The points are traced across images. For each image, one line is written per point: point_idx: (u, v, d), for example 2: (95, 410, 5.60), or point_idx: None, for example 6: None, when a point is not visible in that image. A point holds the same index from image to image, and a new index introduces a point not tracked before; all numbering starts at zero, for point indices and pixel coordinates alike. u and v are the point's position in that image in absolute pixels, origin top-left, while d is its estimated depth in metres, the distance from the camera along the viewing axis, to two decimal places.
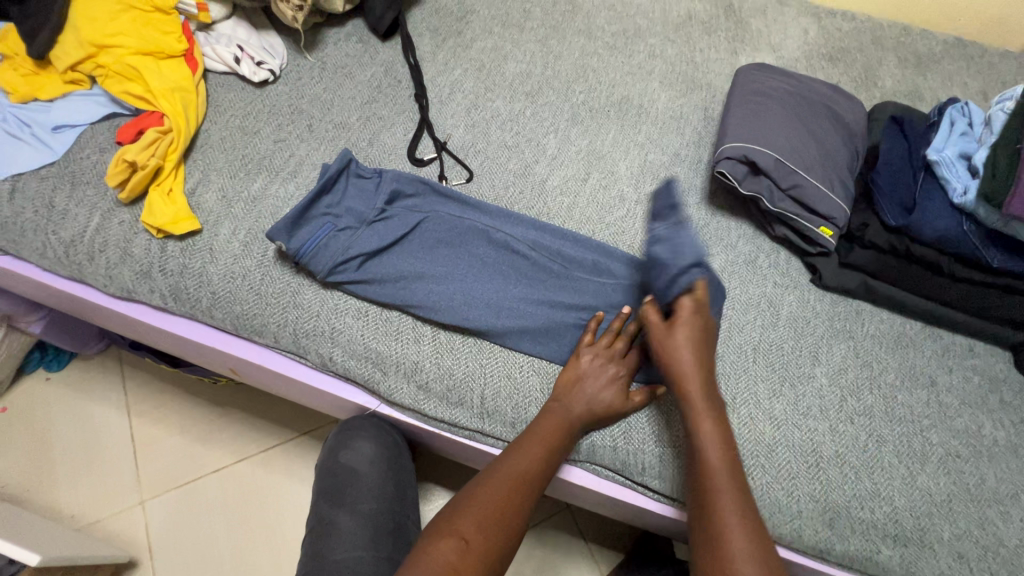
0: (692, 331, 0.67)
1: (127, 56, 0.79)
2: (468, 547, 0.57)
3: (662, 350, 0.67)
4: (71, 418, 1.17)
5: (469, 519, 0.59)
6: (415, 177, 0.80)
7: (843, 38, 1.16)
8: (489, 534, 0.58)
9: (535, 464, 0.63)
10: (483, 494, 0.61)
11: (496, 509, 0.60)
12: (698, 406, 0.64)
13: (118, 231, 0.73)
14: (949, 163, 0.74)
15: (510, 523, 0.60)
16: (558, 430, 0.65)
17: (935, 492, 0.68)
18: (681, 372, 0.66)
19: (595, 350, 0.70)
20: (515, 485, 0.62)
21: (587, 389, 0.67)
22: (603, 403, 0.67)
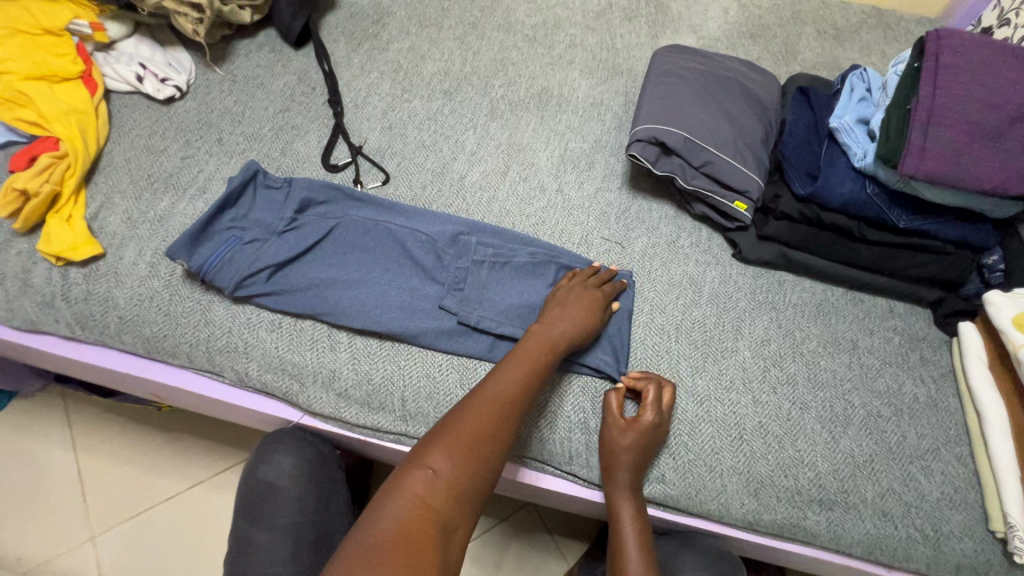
0: (647, 435, 0.65)
1: (17, 82, 0.77)
2: (448, 478, 0.52)
3: (608, 446, 0.65)
4: (12, 458, 1.13)
5: (448, 446, 0.54)
6: (327, 184, 0.79)
7: (762, 16, 1.17)
8: (463, 460, 0.54)
9: (520, 389, 0.61)
10: (461, 419, 0.56)
11: (478, 431, 0.56)
12: (620, 493, 0.64)
13: (16, 262, 0.71)
14: (848, 129, 0.76)
15: (491, 449, 0.56)
16: (541, 352, 0.64)
17: (858, 454, 0.69)
18: (614, 468, 0.65)
19: (573, 285, 0.72)
20: (499, 407, 0.58)
21: (567, 315, 0.68)
22: (581, 323, 0.68)
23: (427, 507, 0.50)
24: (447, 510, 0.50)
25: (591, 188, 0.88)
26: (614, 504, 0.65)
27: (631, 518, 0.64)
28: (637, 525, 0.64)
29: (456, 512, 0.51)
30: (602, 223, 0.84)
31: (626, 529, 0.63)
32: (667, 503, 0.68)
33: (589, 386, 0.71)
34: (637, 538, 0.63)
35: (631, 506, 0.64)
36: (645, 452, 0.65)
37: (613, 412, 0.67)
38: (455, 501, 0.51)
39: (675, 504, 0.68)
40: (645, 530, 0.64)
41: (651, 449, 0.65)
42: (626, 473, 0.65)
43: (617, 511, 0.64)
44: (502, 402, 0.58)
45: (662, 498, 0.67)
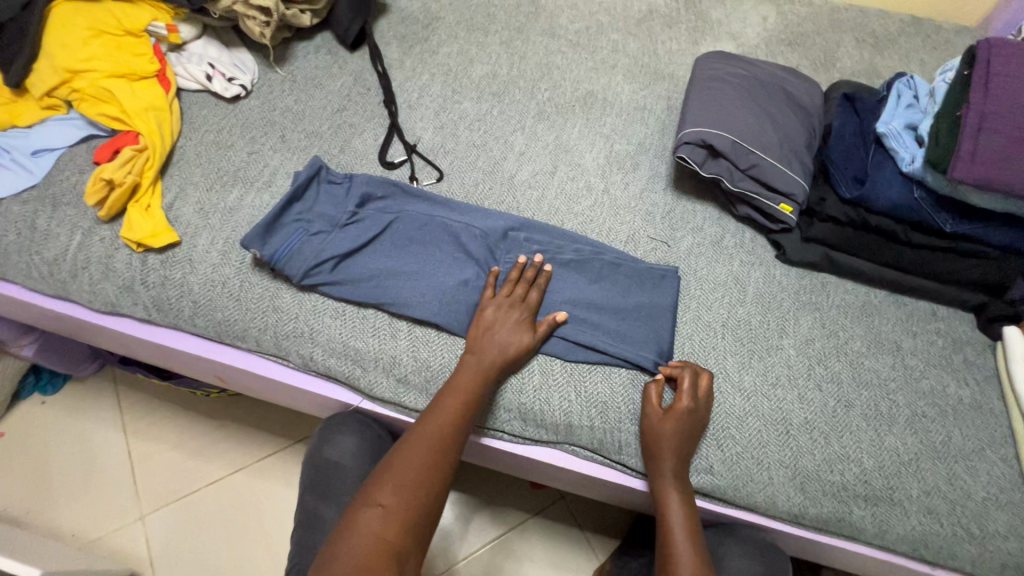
0: (685, 421, 0.67)
1: (101, 79, 0.82)
2: (396, 513, 0.58)
3: (650, 436, 0.68)
4: (67, 439, 1.18)
5: (392, 486, 0.60)
6: (385, 180, 0.83)
7: (801, 24, 1.19)
8: (408, 496, 0.59)
9: (457, 418, 0.65)
10: (404, 459, 0.62)
11: (419, 467, 0.61)
12: (667, 482, 0.67)
13: (99, 247, 0.76)
14: (897, 134, 0.78)
15: (433, 481, 0.61)
16: (475, 381, 0.68)
17: (903, 452, 0.70)
18: (658, 459, 0.67)
19: (497, 301, 0.73)
20: (438, 441, 0.64)
21: (496, 338, 0.70)
22: (509, 347, 0.70)
23: (380, 540, 0.56)
24: (399, 540, 0.56)
25: (636, 189, 0.90)
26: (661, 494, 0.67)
27: (680, 507, 0.66)
28: (686, 514, 0.66)
29: (408, 542, 0.57)
30: (648, 223, 0.87)
31: (675, 519, 0.65)
32: (714, 494, 0.70)
33: (637, 380, 0.73)
34: (686, 527, 0.65)
35: (678, 495, 0.66)
36: (687, 437, 0.67)
37: (652, 399, 0.70)
38: (405, 531, 0.57)
39: (722, 495, 0.70)
40: (693, 518, 0.66)
41: (692, 436, 0.68)
42: (670, 465, 0.67)
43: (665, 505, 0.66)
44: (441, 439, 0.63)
45: (709, 488, 0.69)
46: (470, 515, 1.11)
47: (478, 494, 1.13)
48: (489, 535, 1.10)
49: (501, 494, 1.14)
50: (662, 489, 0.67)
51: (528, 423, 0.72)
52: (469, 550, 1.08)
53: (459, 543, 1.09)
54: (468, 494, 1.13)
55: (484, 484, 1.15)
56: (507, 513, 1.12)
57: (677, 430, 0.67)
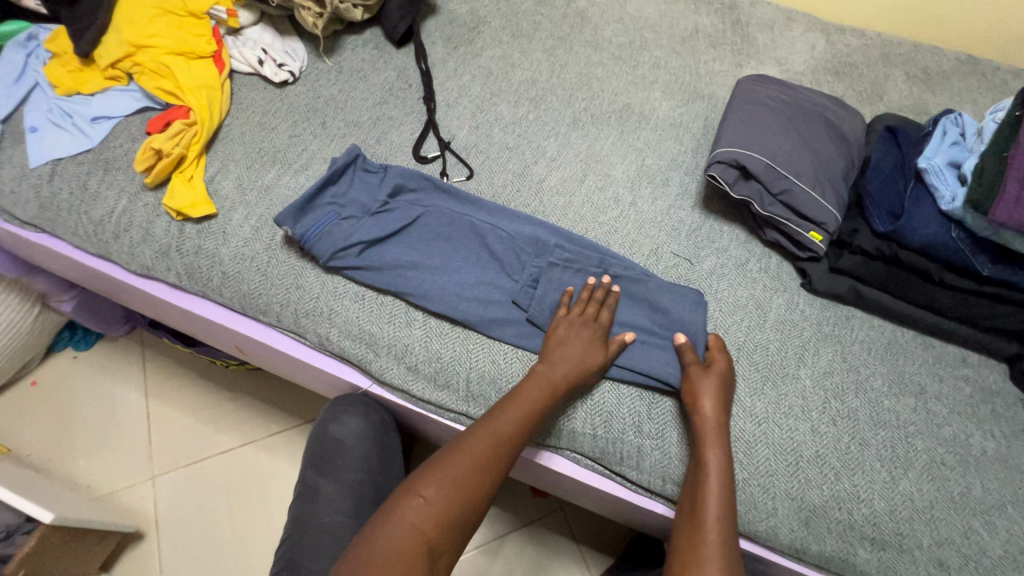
0: (722, 378, 0.70)
1: (161, 55, 0.86)
2: (437, 510, 0.58)
3: (692, 387, 0.69)
4: (93, 395, 1.24)
5: (443, 481, 0.60)
6: (418, 173, 0.84)
7: (850, 54, 1.17)
8: (455, 495, 0.59)
9: (519, 427, 0.65)
10: (460, 456, 0.62)
11: (472, 467, 0.62)
12: (710, 435, 0.66)
13: (142, 213, 0.80)
14: (938, 171, 0.76)
15: (483, 482, 0.61)
16: (543, 393, 0.67)
17: (918, 498, 0.68)
18: (700, 412, 0.67)
19: (570, 318, 0.73)
20: (498, 439, 0.64)
21: (568, 353, 0.69)
22: (581, 363, 0.69)
23: (417, 532, 0.57)
24: (434, 536, 0.57)
25: (663, 205, 0.90)
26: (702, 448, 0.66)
27: (721, 466, 0.64)
28: (725, 472, 0.64)
29: (445, 541, 0.57)
30: (672, 239, 0.86)
31: (710, 476, 0.63)
32: None
33: (645, 394, 0.73)
34: (720, 489, 0.63)
35: (720, 454, 0.65)
36: (724, 392, 0.69)
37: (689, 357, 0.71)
38: (442, 527, 0.58)
39: None
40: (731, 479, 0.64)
41: (727, 394, 0.69)
42: (715, 419, 0.67)
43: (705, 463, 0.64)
44: (498, 441, 0.64)
45: None
46: None
47: None
48: (484, 536, 1.10)
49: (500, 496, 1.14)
50: (703, 442, 0.66)
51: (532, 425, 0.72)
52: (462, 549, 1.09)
53: None
54: None
55: None
56: (504, 516, 1.12)
57: (716, 385, 0.68)
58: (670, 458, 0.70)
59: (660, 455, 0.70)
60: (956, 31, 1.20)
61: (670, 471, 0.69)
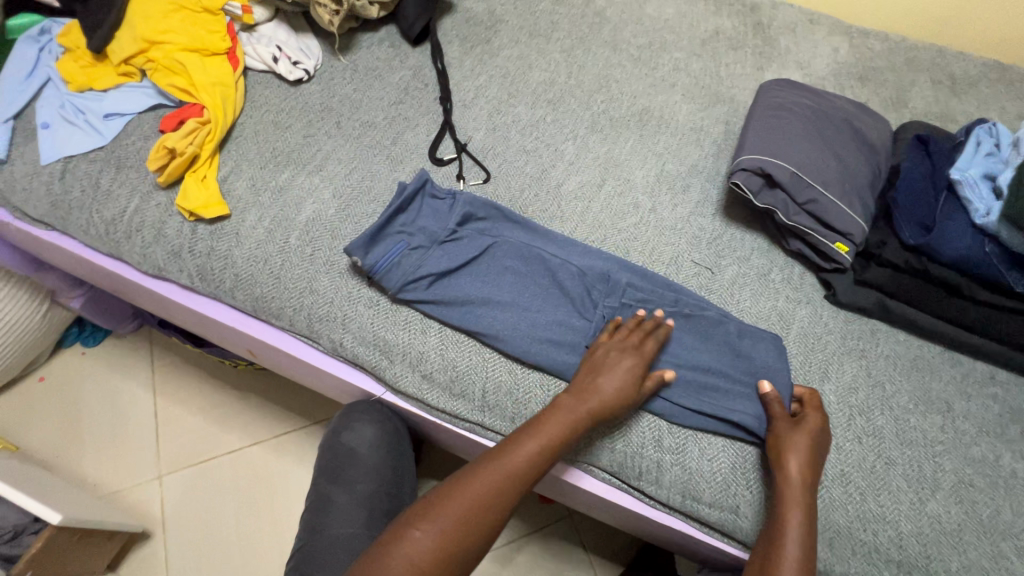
0: (815, 440, 0.65)
1: (175, 51, 0.85)
2: (436, 545, 0.54)
3: (777, 444, 0.64)
4: (102, 392, 1.23)
5: (446, 516, 0.56)
6: (489, 202, 0.81)
7: (874, 59, 1.15)
8: (458, 529, 0.56)
9: (534, 462, 0.61)
10: (466, 490, 0.58)
11: (480, 503, 0.57)
12: (790, 498, 0.61)
13: (155, 212, 0.79)
14: (972, 184, 0.74)
15: (489, 517, 0.57)
16: (562, 425, 0.63)
17: (945, 520, 0.66)
18: (785, 473, 0.62)
19: (610, 343, 0.69)
20: (512, 476, 0.60)
21: (599, 384, 0.65)
22: (615, 397, 0.65)
23: (413, 571, 0.53)
24: (430, 575, 0.53)
25: (684, 212, 0.88)
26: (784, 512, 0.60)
27: (801, 531, 0.59)
28: (807, 542, 0.58)
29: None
30: (693, 247, 0.84)
31: (788, 540, 0.58)
32: (735, 536, 0.68)
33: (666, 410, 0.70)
34: (799, 558, 0.57)
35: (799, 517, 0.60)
36: (815, 453, 0.64)
37: (777, 410, 0.67)
38: (440, 565, 0.54)
39: (743, 537, 0.67)
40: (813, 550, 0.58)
41: (818, 456, 0.64)
42: (800, 480, 0.62)
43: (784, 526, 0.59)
44: (514, 472, 0.60)
45: (730, 529, 0.67)
46: None
47: None
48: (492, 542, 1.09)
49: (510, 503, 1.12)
50: (785, 505, 0.61)
51: None
52: None
53: None
54: None
55: None
56: (512, 523, 1.11)
57: (805, 444, 0.64)
58: (690, 474, 0.68)
59: (679, 471, 0.68)
60: (993, 36, 1.17)
61: (689, 488, 0.68)
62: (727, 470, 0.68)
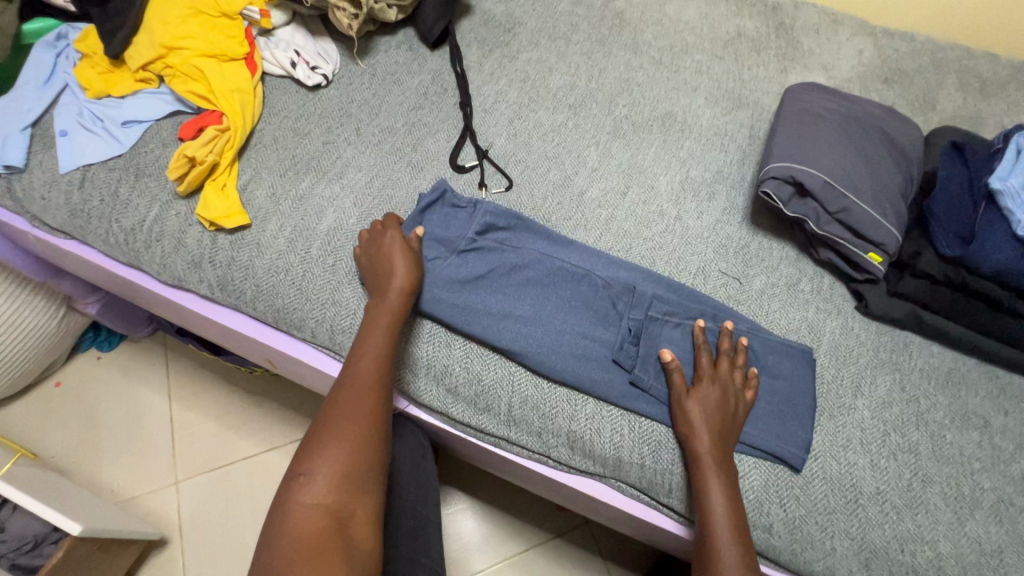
0: (711, 400, 0.66)
1: (193, 57, 0.83)
2: (325, 481, 0.56)
3: (681, 417, 0.66)
4: (118, 396, 1.23)
5: (329, 447, 0.58)
6: (510, 211, 0.79)
7: (900, 60, 1.12)
8: (345, 454, 0.58)
9: (379, 361, 0.65)
10: (336, 418, 0.60)
11: (356, 421, 0.60)
12: (707, 469, 0.62)
13: (174, 222, 0.78)
14: (1015, 193, 0.70)
15: (366, 431, 0.60)
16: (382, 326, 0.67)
17: (985, 541, 0.64)
18: (694, 444, 0.64)
19: (365, 245, 0.73)
20: (368, 386, 0.63)
21: (694, 415, 0.65)
22: (713, 426, 0.64)
23: (318, 507, 0.55)
24: (337, 502, 0.56)
25: (710, 220, 0.86)
26: (702, 481, 0.62)
27: (723, 494, 0.61)
28: (730, 498, 0.61)
29: (346, 499, 0.56)
30: (720, 256, 0.82)
31: (716, 518, 0.60)
32: (769, 555, 0.66)
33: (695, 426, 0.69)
34: (732, 534, 0.59)
35: (720, 482, 0.62)
36: (715, 411, 0.65)
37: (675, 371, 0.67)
38: (343, 491, 0.56)
39: (777, 557, 0.66)
40: (736, 503, 0.62)
41: (720, 410, 0.65)
42: (706, 443, 0.63)
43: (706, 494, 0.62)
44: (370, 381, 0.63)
45: (763, 548, 0.65)
46: (493, 530, 1.09)
47: (503, 508, 1.11)
48: (510, 551, 1.08)
49: (527, 511, 1.11)
50: (702, 478, 0.62)
51: (575, 452, 0.69)
52: (487, 564, 1.07)
53: (479, 554, 1.07)
54: (494, 507, 1.11)
55: (510, 499, 1.12)
56: (530, 531, 1.10)
57: (700, 394, 0.66)
58: None
59: None
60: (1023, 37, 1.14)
61: None
62: (759, 488, 0.66)
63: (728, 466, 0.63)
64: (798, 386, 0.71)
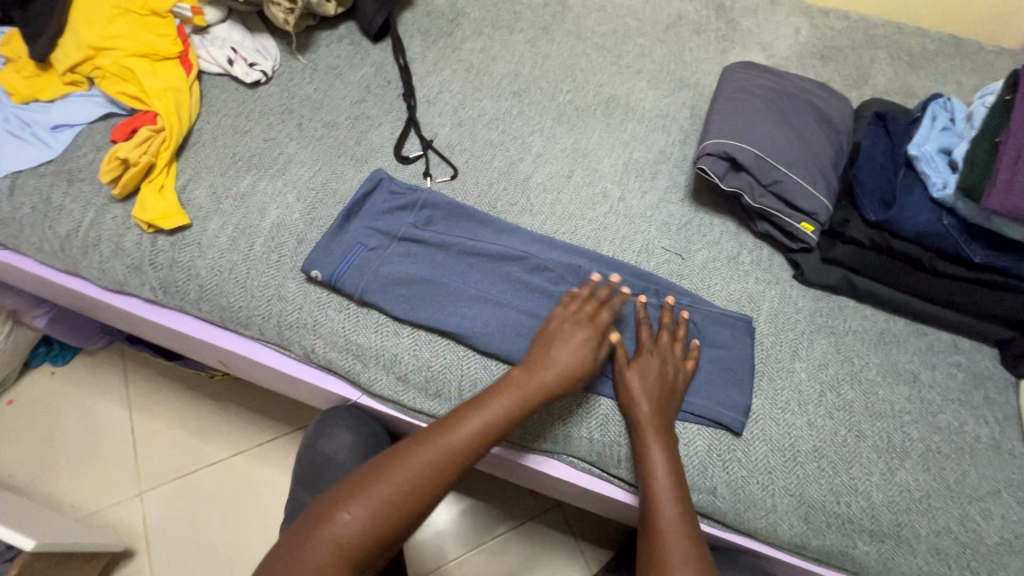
0: (651, 369, 0.68)
1: (122, 58, 0.82)
2: (365, 524, 0.56)
3: (622, 389, 0.68)
4: (75, 410, 1.20)
5: (378, 497, 0.57)
6: (450, 199, 0.81)
7: (835, 37, 1.16)
8: (389, 509, 0.57)
9: (473, 444, 0.61)
10: (395, 470, 0.58)
11: (413, 483, 0.58)
12: (648, 436, 0.65)
13: (111, 226, 0.76)
14: (929, 158, 0.75)
15: (417, 501, 0.58)
16: (505, 405, 0.63)
17: (914, 488, 0.68)
18: (635, 413, 0.66)
19: (564, 314, 0.70)
20: (450, 464, 0.60)
21: (633, 389, 0.67)
22: (653, 399, 0.67)
23: (342, 549, 0.54)
24: (361, 553, 0.55)
25: (652, 199, 0.88)
26: (643, 449, 0.65)
27: (664, 462, 0.64)
28: (671, 467, 0.64)
29: (374, 550, 0.56)
30: (663, 234, 0.85)
31: (657, 481, 0.63)
32: (715, 517, 0.69)
33: None
34: (672, 502, 0.62)
35: (662, 450, 0.64)
36: (655, 382, 0.68)
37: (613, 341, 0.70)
38: (371, 546, 0.56)
39: (722, 518, 0.68)
40: (677, 470, 0.64)
41: (662, 382, 0.68)
42: (648, 413, 0.66)
43: (648, 462, 0.64)
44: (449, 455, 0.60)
45: (709, 510, 0.68)
46: (464, 518, 1.10)
47: (474, 496, 1.12)
48: (482, 537, 1.09)
49: (498, 497, 1.13)
50: (644, 444, 0.65)
51: (526, 431, 0.71)
52: (460, 551, 1.08)
53: (451, 543, 1.08)
54: (465, 494, 1.12)
55: (480, 486, 1.14)
56: (501, 516, 1.11)
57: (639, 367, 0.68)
58: None
59: None
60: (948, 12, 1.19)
61: None
62: (703, 453, 0.69)
63: (666, 431, 0.66)
64: (736, 352, 0.74)
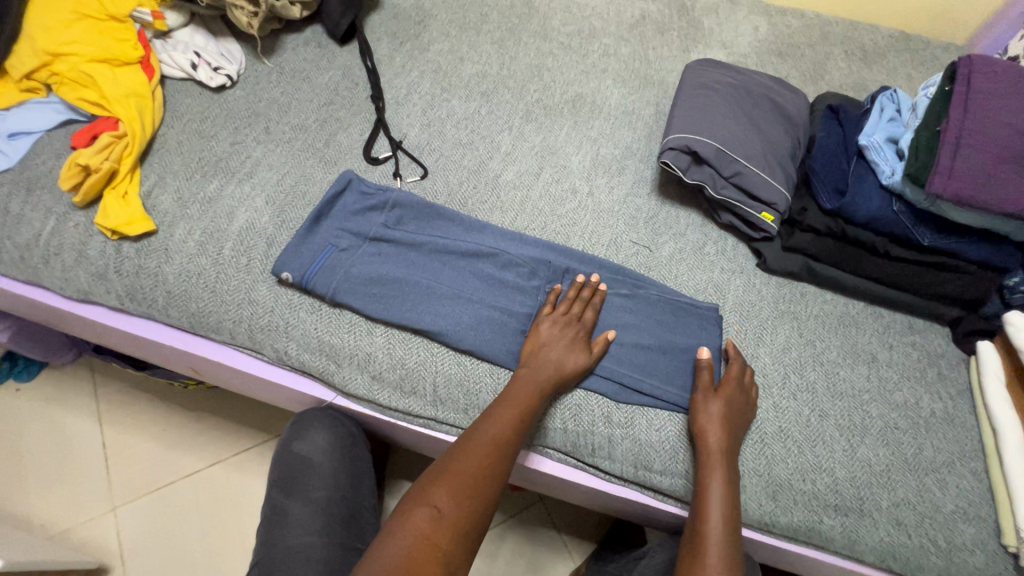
0: (732, 400, 0.69)
1: (81, 63, 0.80)
2: (447, 516, 0.57)
3: (702, 413, 0.68)
4: (42, 427, 1.16)
5: (447, 489, 0.59)
6: (420, 198, 0.82)
7: (792, 35, 1.20)
8: (463, 501, 0.59)
9: (517, 434, 0.64)
10: (462, 466, 0.61)
11: (473, 476, 0.60)
12: (717, 457, 0.66)
13: (73, 234, 0.75)
14: (877, 147, 0.79)
15: (489, 491, 0.60)
16: (530, 397, 0.67)
17: (875, 462, 0.71)
18: (707, 433, 0.67)
19: (554, 317, 0.73)
20: (500, 456, 0.62)
21: (712, 414, 0.68)
22: (727, 425, 0.67)
23: (432, 545, 0.55)
24: (448, 551, 0.56)
25: (620, 194, 0.90)
26: (709, 462, 0.66)
27: (723, 473, 0.65)
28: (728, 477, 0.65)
29: (456, 543, 0.56)
30: (631, 227, 0.87)
31: (715, 486, 0.64)
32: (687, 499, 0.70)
33: (612, 391, 0.72)
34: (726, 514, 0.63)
35: (726, 464, 0.65)
36: (734, 410, 0.69)
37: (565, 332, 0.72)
38: (456, 541, 0.57)
39: None
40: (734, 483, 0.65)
41: (739, 413, 0.69)
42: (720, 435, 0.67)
43: (709, 472, 0.65)
44: (498, 446, 0.63)
45: (681, 493, 0.70)
46: None
47: None
48: None
49: None
50: (709, 455, 0.66)
51: None
52: None
53: None
54: None
55: None
56: None
57: (721, 395, 0.69)
58: (641, 446, 0.70)
59: (630, 444, 0.70)
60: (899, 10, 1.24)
61: (641, 458, 0.70)
62: (674, 438, 0.71)
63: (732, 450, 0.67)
64: (703, 339, 0.77)
